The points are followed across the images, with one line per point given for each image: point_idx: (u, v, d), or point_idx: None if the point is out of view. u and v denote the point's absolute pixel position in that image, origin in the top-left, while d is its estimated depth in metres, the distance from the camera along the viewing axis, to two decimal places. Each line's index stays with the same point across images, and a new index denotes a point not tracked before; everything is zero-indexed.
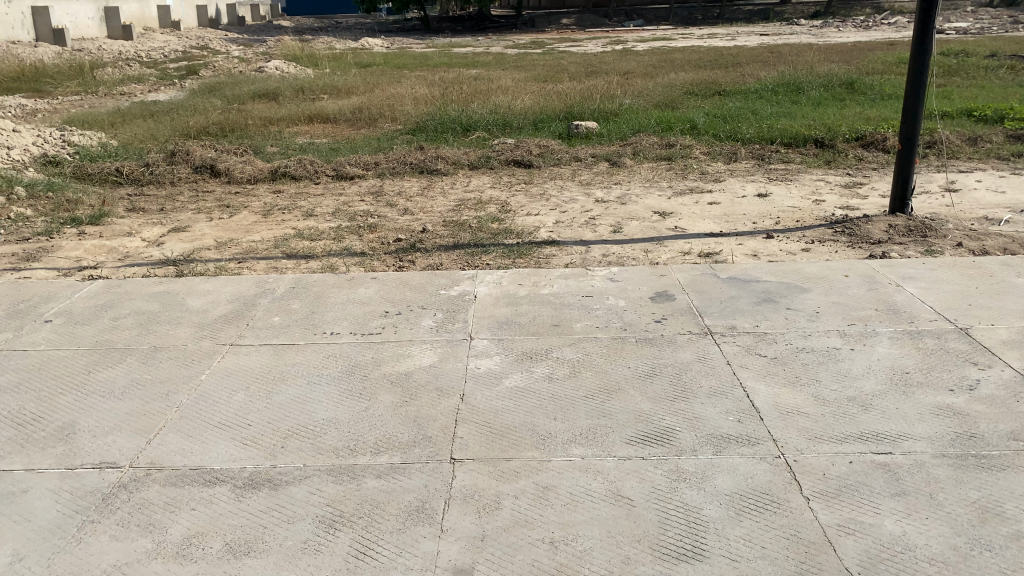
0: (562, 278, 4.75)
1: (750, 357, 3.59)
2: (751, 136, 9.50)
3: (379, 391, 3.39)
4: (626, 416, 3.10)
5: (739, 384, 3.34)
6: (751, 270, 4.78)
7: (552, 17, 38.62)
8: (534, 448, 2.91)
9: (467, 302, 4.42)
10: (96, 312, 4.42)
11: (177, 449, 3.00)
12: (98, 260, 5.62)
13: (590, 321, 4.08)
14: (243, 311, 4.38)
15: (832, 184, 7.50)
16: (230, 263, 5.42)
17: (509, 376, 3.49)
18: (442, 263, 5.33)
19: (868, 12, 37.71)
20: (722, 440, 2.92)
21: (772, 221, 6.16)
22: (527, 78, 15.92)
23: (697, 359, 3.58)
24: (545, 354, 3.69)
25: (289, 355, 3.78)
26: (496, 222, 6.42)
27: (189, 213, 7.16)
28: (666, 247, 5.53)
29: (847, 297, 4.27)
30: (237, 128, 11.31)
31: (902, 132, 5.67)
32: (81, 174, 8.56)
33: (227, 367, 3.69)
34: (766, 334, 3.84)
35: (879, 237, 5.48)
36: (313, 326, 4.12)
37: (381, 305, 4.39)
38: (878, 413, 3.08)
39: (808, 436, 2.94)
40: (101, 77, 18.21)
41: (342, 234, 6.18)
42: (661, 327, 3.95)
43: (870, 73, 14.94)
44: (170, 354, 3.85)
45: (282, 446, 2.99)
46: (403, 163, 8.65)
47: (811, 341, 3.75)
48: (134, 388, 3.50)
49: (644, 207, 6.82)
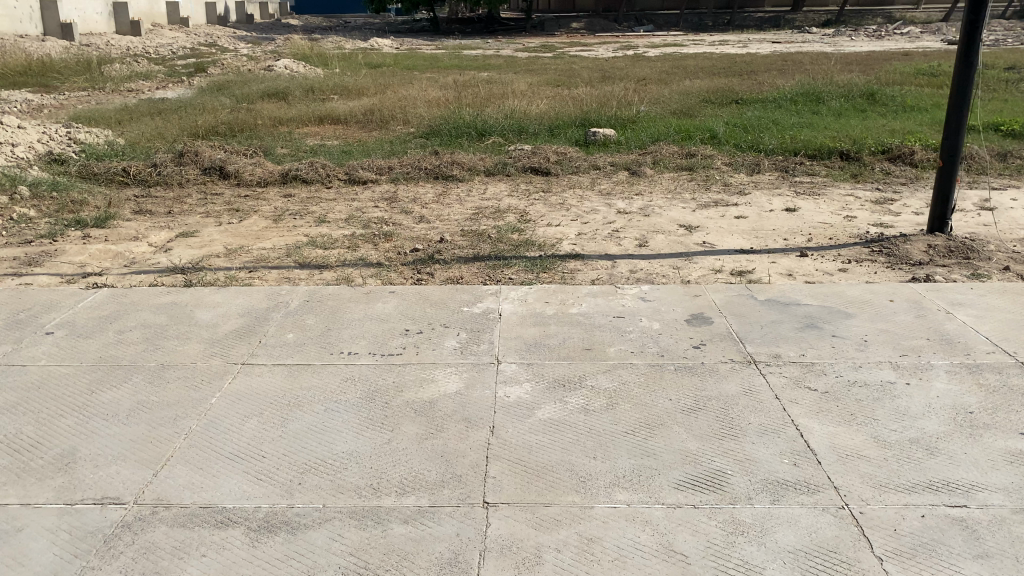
0: (590, 296, 4.52)
1: (800, 391, 3.35)
2: (774, 147, 9.25)
3: (403, 420, 3.16)
4: (672, 457, 2.87)
5: (791, 422, 3.11)
6: (790, 291, 4.55)
7: (562, 20, 38.45)
8: (574, 492, 2.67)
9: (492, 320, 4.18)
10: (101, 324, 4.20)
11: (186, 484, 2.78)
12: (103, 266, 5.40)
13: (625, 345, 3.84)
14: (255, 327, 4.15)
15: (862, 199, 7.26)
16: (241, 272, 5.20)
17: (542, 406, 3.25)
18: (462, 277, 5.10)
19: (879, 21, 37.50)
20: (779, 487, 2.69)
21: (803, 238, 5.92)
22: (540, 82, 15.70)
23: (743, 392, 3.34)
24: (579, 381, 3.46)
25: (304, 377, 3.55)
26: (516, 233, 6.18)
27: (197, 217, 6.94)
28: (695, 264, 5.29)
29: (895, 325, 4.03)
30: (246, 128, 11.09)
31: (944, 147, 5.42)
32: (88, 173, 8.35)
33: (238, 389, 3.45)
34: (814, 364, 3.60)
35: (919, 258, 5.24)
36: (329, 345, 3.89)
37: (401, 322, 4.16)
38: (946, 459, 2.84)
39: (873, 484, 2.70)
40: (109, 73, 18.02)
41: (357, 243, 5.95)
42: (700, 354, 3.71)
43: (888, 84, 14.69)
44: (177, 373, 3.61)
45: (299, 483, 2.76)
46: (417, 168, 8.43)
47: (862, 373, 3.51)
48: (139, 411, 3.27)
49: (668, 220, 6.58)
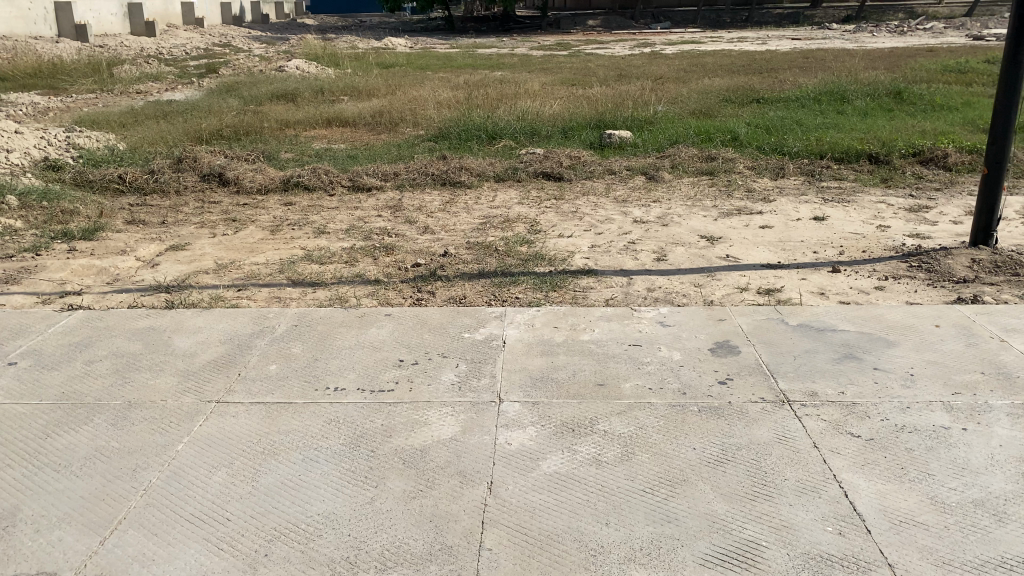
0: (604, 320, 4.13)
1: (841, 439, 2.95)
2: (799, 150, 8.81)
3: (390, 472, 2.79)
4: (696, 524, 2.48)
5: (833, 479, 2.71)
6: (825, 314, 4.13)
7: (578, 18, 37.98)
8: (583, 569, 2.29)
9: (495, 349, 3.80)
10: (70, 353, 3.85)
11: (136, 554, 2.42)
12: (85, 283, 5.06)
13: (642, 380, 3.44)
14: (236, 357, 3.78)
15: (895, 206, 6.82)
16: (228, 291, 4.84)
17: (547, 456, 2.87)
18: (465, 296, 4.72)
19: (901, 17, 36.76)
20: (823, 564, 2.30)
21: (835, 251, 5.51)
22: (554, 82, 15.32)
23: (777, 440, 2.95)
24: (590, 425, 3.07)
25: (284, 419, 3.18)
26: (525, 245, 5.80)
27: (192, 228, 6.60)
28: (719, 281, 4.89)
29: (944, 356, 3.61)
30: (251, 132, 10.78)
31: (990, 154, 4.99)
32: (82, 181, 8.04)
33: (209, 434, 3.09)
34: (856, 405, 3.19)
35: (963, 275, 4.82)
36: (315, 378, 3.52)
37: (396, 351, 3.79)
38: (1018, 528, 2.43)
39: (934, 562, 2.30)
40: (119, 75, 17.76)
41: (356, 257, 5.59)
42: (727, 392, 3.31)
43: (916, 81, 14.14)
44: (144, 414, 3.25)
45: (264, 554, 2.40)
46: (424, 174, 8.07)
47: (912, 416, 3.10)
48: (95, 461, 2.91)
49: (688, 230, 6.18)
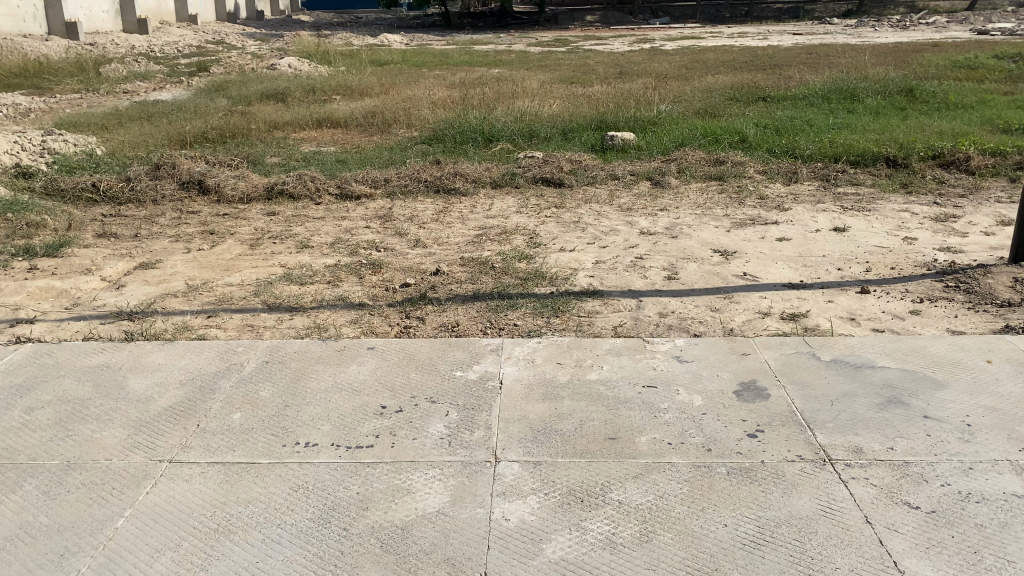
0: (613, 353, 3.69)
1: (897, 512, 2.51)
2: (811, 152, 8.36)
3: (365, 560, 2.35)
4: None
5: (894, 567, 2.28)
6: (862, 348, 3.67)
7: (576, 13, 37.33)
8: None
9: (491, 393, 3.35)
10: (8, 398, 3.39)
11: None
12: (40, 308, 4.62)
13: (661, 432, 2.99)
14: (195, 403, 3.32)
15: (920, 215, 6.38)
16: (196, 319, 4.39)
17: (553, 537, 2.43)
18: (458, 323, 4.28)
19: (903, 11, 36.24)
20: None
21: (861, 268, 5.07)
22: (554, 80, 14.83)
23: (823, 513, 2.51)
24: (602, 495, 2.62)
25: (243, 486, 2.73)
26: (523, 262, 5.34)
27: (165, 242, 6.15)
28: (738, 304, 4.45)
29: (1003, 401, 3.16)
30: (238, 134, 10.31)
31: None
32: (54, 189, 7.58)
33: (155, 506, 2.64)
34: (909, 466, 2.75)
35: (1007, 297, 4.38)
36: (283, 431, 3.07)
37: (377, 395, 3.33)
38: None
39: None
40: (106, 74, 17.25)
41: (340, 275, 5.14)
42: (758, 449, 2.87)
43: (927, 78, 13.67)
44: (82, 479, 2.80)
45: None
46: (416, 180, 7.61)
47: (977, 480, 2.65)
48: (14, 544, 2.46)
49: (700, 243, 5.74)
